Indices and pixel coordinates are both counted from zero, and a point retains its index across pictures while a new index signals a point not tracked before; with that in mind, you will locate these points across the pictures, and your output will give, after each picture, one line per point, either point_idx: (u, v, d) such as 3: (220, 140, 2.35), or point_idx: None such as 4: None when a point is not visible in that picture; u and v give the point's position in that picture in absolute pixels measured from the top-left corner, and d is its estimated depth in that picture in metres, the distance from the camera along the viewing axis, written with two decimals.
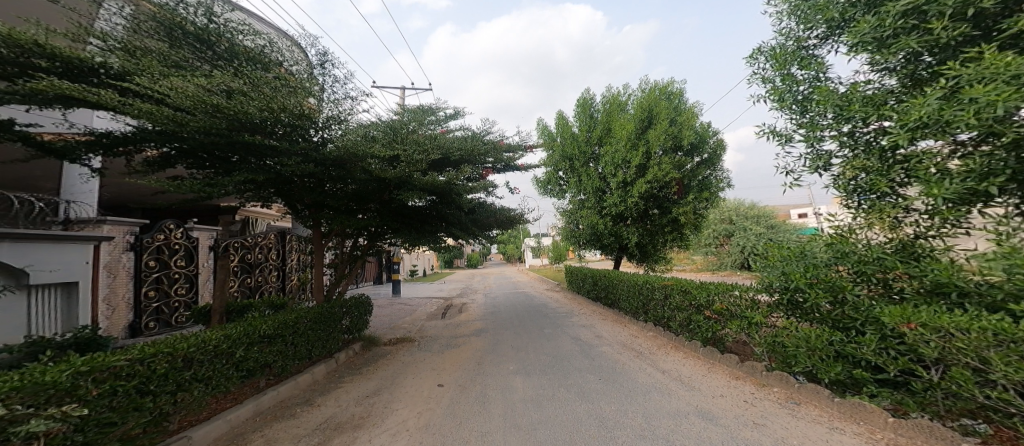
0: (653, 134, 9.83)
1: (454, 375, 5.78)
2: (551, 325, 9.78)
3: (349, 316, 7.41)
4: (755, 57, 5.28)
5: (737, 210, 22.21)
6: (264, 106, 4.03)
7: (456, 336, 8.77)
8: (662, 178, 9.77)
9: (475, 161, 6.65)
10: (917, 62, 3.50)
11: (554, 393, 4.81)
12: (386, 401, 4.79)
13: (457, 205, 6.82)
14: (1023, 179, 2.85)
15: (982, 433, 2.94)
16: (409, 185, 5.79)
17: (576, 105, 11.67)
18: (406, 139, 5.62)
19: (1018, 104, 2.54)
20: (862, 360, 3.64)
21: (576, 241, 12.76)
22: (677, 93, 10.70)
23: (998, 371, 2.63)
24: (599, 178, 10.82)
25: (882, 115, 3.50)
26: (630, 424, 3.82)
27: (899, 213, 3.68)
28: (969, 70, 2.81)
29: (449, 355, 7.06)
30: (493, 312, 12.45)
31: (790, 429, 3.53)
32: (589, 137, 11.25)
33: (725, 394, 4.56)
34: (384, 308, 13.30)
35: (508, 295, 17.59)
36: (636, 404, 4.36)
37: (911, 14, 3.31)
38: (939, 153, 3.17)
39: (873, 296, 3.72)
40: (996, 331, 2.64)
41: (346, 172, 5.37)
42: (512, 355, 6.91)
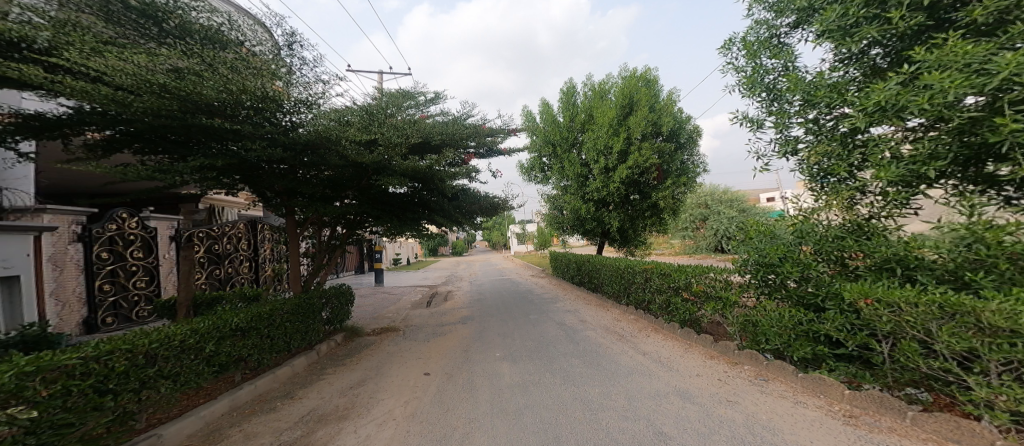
0: (634, 120, 9.87)
1: (441, 362, 5.82)
2: (536, 310, 9.88)
3: (328, 307, 7.28)
4: (729, 46, 5.36)
5: (711, 195, 22.64)
6: (221, 87, 3.86)
7: (440, 324, 8.75)
8: (642, 164, 9.83)
9: (456, 146, 6.53)
10: (875, 52, 3.63)
11: (539, 378, 4.86)
12: (371, 391, 4.76)
13: (438, 191, 6.70)
14: (966, 162, 2.94)
15: (924, 401, 3.13)
16: (388, 170, 5.67)
17: (562, 93, 11.62)
18: (384, 123, 5.44)
19: (966, 91, 2.62)
20: (823, 335, 3.80)
21: (559, 227, 12.79)
22: (656, 80, 10.72)
23: (941, 342, 2.73)
24: (581, 164, 10.87)
25: (845, 101, 3.58)
26: (615, 405, 3.91)
27: (855, 195, 3.80)
28: (925, 57, 2.88)
29: (435, 343, 7.05)
30: (478, 299, 12.42)
31: (760, 405, 3.67)
32: (572, 123, 11.26)
33: (701, 373, 4.71)
34: (365, 298, 13.14)
35: (492, 282, 17.60)
36: (619, 386, 4.46)
37: (874, 3, 3.36)
38: (893, 137, 3.23)
39: (832, 274, 3.86)
40: (943, 305, 2.73)
41: (319, 157, 5.19)
42: (499, 341, 6.93)
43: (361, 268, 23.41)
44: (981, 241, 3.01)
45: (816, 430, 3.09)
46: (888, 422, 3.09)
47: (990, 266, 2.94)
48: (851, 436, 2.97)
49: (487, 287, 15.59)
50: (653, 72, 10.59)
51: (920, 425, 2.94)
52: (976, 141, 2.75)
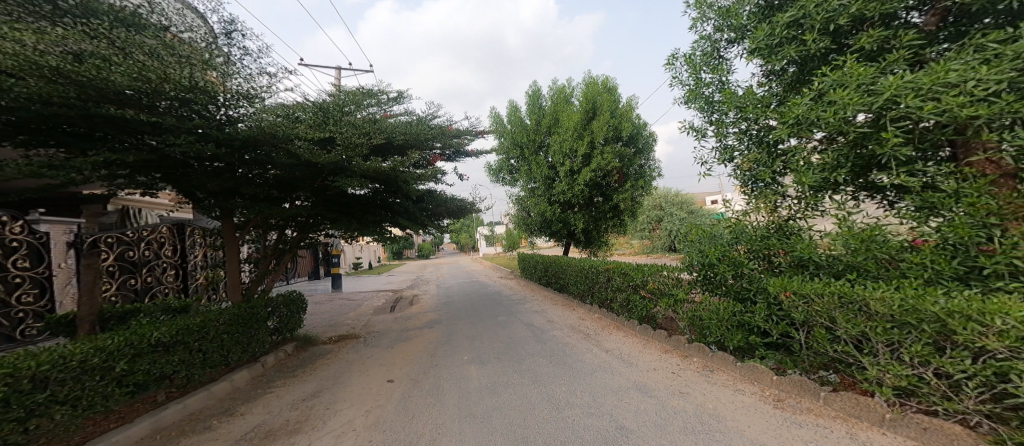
0: (596, 124, 10.22)
1: (404, 368, 5.82)
2: (504, 312, 10.03)
3: (275, 315, 6.99)
4: (673, 61, 5.75)
5: (665, 197, 23.72)
6: (133, 74, 3.56)
7: (404, 329, 8.72)
8: (604, 167, 10.17)
9: (422, 146, 6.58)
10: (792, 69, 4.05)
11: (506, 380, 5.00)
12: (327, 402, 4.71)
13: (402, 193, 6.68)
14: (861, 170, 3.35)
15: (833, 381, 3.55)
16: (346, 171, 5.59)
17: (528, 95, 11.86)
18: (340, 120, 5.39)
19: (859, 108, 2.98)
20: (755, 327, 4.19)
21: (526, 229, 13.00)
22: (616, 88, 11.11)
23: (841, 328, 3.07)
24: (548, 166, 11.11)
25: (768, 115, 3.98)
26: (578, 402, 4.10)
27: (777, 198, 4.24)
28: (830, 76, 3.23)
29: (401, 348, 7.05)
30: (445, 302, 12.39)
31: (707, 395, 3.98)
32: (538, 126, 11.49)
33: (656, 367, 5.01)
34: (323, 304, 12.78)
35: (458, 285, 17.56)
36: (583, 384, 4.67)
37: (794, 25, 3.75)
38: (804, 148, 3.65)
39: (762, 270, 4.27)
40: (841, 294, 3.08)
41: (265, 155, 5.06)
42: (469, 344, 7.03)
43: (318, 272, 22.58)
44: (858, 246, 3.32)
45: (750, 415, 3.41)
46: (805, 403, 3.47)
47: (865, 266, 3.29)
48: (777, 417, 3.29)
49: (454, 290, 15.55)
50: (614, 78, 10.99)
51: (831, 404, 3.30)
52: (867, 153, 3.17)
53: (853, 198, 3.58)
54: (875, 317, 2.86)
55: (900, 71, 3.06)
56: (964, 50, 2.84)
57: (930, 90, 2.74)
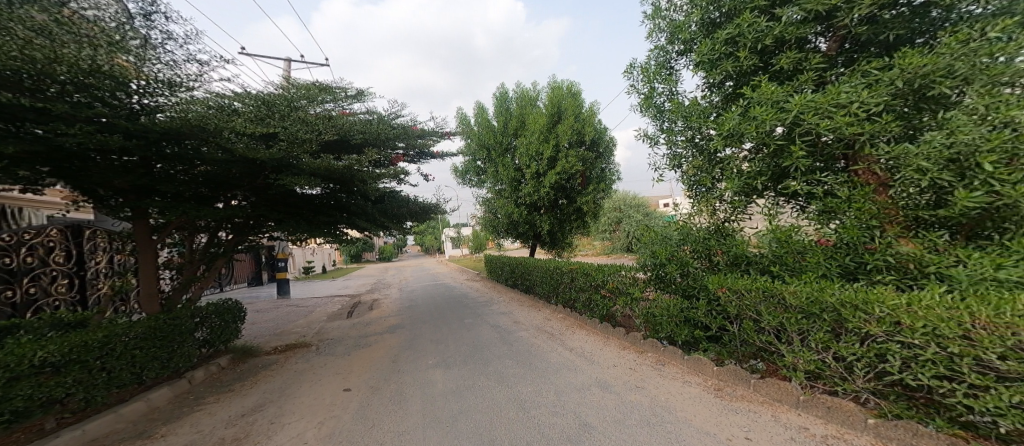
0: (561, 128, 10.43)
1: (361, 377, 5.54)
2: (470, 314, 10.06)
3: (206, 326, 6.20)
4: (632, 70, 6.04)
5: (625, 200, 24.55)
6: (11, 51, 3.04)
7: (363, 336, 8.54)
8: (569, 170, 10.40)
9: (383, 146, 6.53)
10: (728, 84, 4.38)
11: (472, 384, 4.86)
12: (272, 416, 4.31)
13: (359, 193, 6.53)
14: (776, 177, 3.77)
15: (761, 369, 3.88)
16: (294, 169, 5.31)
17: (497, 97, 11.92)
18: (287, 115, 5.14)
19: (775, 123, 3.34)
20: (698, 321, 4.50)
21: (493, 231, 13.03)
22: (580, 93, 11.41)
23: (765, 320, 3.39)
24: (514, 168, 11.21)
25: (708, 125, 4.32)
26: (544, 402, 4.10)
27: (715, 202, 4.58)
28: (751, 94, 3.59)
29: (359, 357, 6.75)
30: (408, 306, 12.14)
31: (661, 388, 4.18)
32: (505, 128, 11.57)
33: (616, 363, 5.17)
34: (268, 313, 12.17)
35: (422, 288, 17.30)
36: (550, 383, 4.67)
37: (728, 43, 4.06)
38: (737, 157, 3.99)
39: (704, 268, 4.61)
40: (765, 289, 3.43)
41: (191, 149, 4.55)
42: (433, 349, 6.83)
43: (257, 276, 21.29)
44: (782, 241, 3.69)
45: (695, 404, 3.66)
46: (740, 390, 3.79)
47: (784, 261, 3.71)
48: (718, 406, 3.55)
49: (418, 294, 15.27)
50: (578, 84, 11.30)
51: (761, 390, 3.62)
52: (781, 162, 3.55)
53: (775, 203, 3.88)
54: (790, 307, 3.16)
55: (808, 90, 3.45)
56: (854, 75, 3.22)
57: (825, 109, 3.12)
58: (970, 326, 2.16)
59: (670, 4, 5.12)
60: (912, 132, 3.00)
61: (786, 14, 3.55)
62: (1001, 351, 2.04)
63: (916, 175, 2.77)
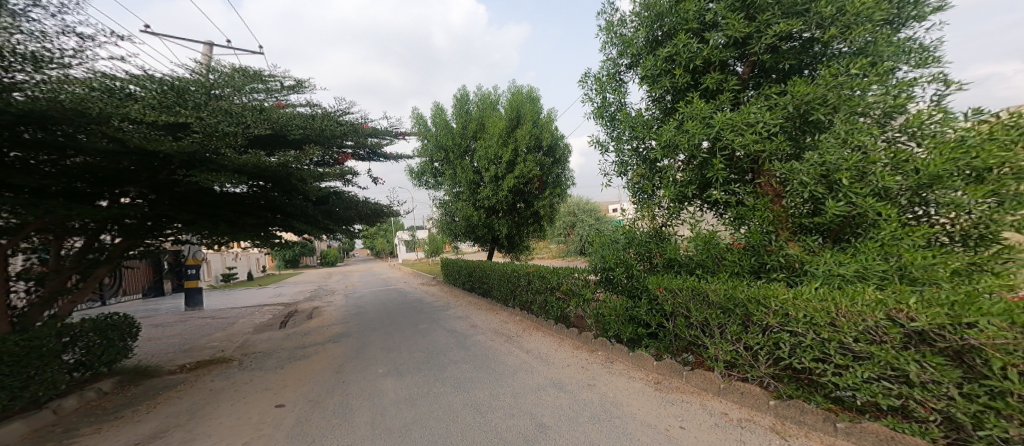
0: (520, 133, 10.59)
1: (298, 392, 4.79)
2: (425, 319, 9.81)
3: (80, 345, 4.75)
4: (587, 78, 6.28)
5: (579, 204, 25.29)
6: None
7: (302, 343, 7.97)
8: (526, 174, 10.57)
9: (327, 144, 6.30)
10: (668, 98, 4.62)
11: (426, 390, 4.46)
12: (186, 438, 3.64)
13: (298, 194, 6.07)
14: (700, 186, 4.18)
15: (690, 361, 4.24)
16: (212, 163, 4.66)
17: (456, 99, 11.94)
18: (203, 106, 4.57)
19: (702, 137, 3.70)
20: (640, 320, 4.78)
21: (450, 234, 12.85)
22: (539, 99, 11.65)
23: (694, 315, 3.69)
24: (473, 171, 11.19)
25: (649, 136, 4.59)
26: (500, 405, 3.89)
27: (655, 208, 4.87)
28: (684, 110, 3.92)
29: (296, 367, 5.96)
30: (354, 315, 11.25)
31: (610, 384, 4.26)
32: (463, 131, 11.51)
33: (570, 363, 5.16)
34: (207, 320, 11.37)
35: (374, 294, 16.55)
36: (505, 386, 4.47)
37: (666, 60, 4.31)
38: (673, 166, 4.31)
39: (646, 269, 4.90)
40: (692, 286, 3.76)
41: (66, 136, 3.79)
42: (383, 357, 6.19)
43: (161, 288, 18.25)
44: (704, 245, 4.11)
45: (634, 396, 3.86)
46: (673, 381, 4.09)
47: (705, 263, 4.12)
48: (655, 397, 3.77)
49: (366, 301, 14.51)
50: (538, 90, 11.51)
51: (692, 381, 3.90)
52: (700, 169, 4.02)
53: (699, 209, 4.32)
54: (711, 302, 3.50)
55: (727, 109, 3.83)
56: (759, 97, 3.62)
57: (740, 125, 3.50)
58: (834, 314, 2.52)
59: (621, 18, 4.98)
60: (796, 152, 3.45)
61: (712, 39, 3.94)
62: (856, 335, 2.40)
63: (799, 187, 3.21)
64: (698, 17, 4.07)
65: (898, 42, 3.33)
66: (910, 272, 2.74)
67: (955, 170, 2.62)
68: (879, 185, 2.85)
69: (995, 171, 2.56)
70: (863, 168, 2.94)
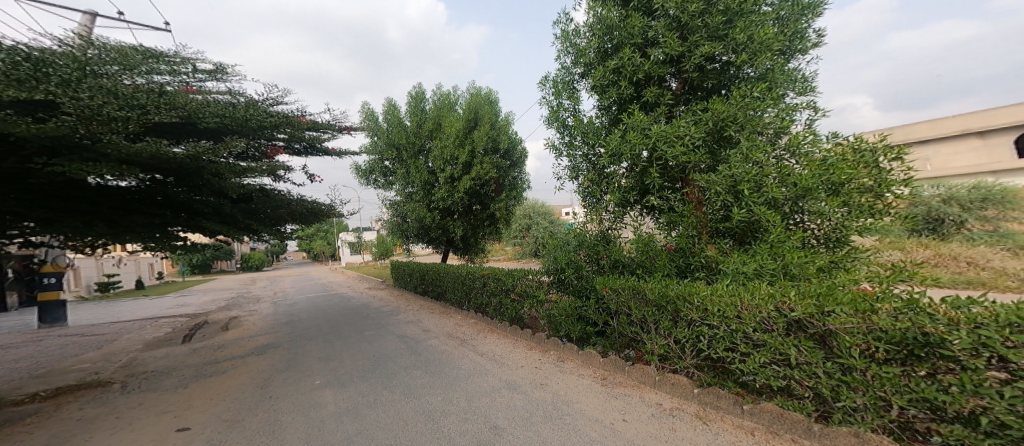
0: (477, 134, 10.58)
1: (208, 412, 4.18)
2: (372, 326, 8.94)
3: None
4: (545, 83, 6.42)
5: (535, 208, 25.67)
6: None
7: (229, 352, 7.25)
8: (483, 176, 10.61)
9: (252, 135, 5.33)
10: (613, 108, 4.76)
11: (372, 399, 4.15)
12: None
13: (211, 189, 5.13)
14: (639, 193, 4.45)
15: (631, 356, 4.51)
16: (92, 152, 3.77)
17: (412, 96, 11.79)
18: (76, 83, 3.67)
19: (640, 146, 3.98)
20: (587, 318, 4.99)
21: (402, 236, 12.56)
22: (497, 102, 11.81)
23: (635, 312, 3.90)
24: (428, 171, 11.00)
25: (596, 143, 4.72)
26: (452, 409, 3.70)
27: (604, 212, 5.00)
28: (626, 121, 4.17)
29: (207, 387, 5.18)
30: (286, 323, 10.08)
31: (563, 383, 4.26)
32: (418, 130, 11.32)
33: (523, 364, 5.13)
34: (126, 330, 10.25)
35: (311, 301, 15.29)
36: (460, 389, 4.26)
37: (612, 71, 4.50)
38: (617, 172, 4.52)
39: (595, 269, 5.07)
40: (630, 284, 4.06)
41: None
42: (319, 368, 5.61)
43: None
44: (642, 247, 4.42)
45: (581, 392, 3.98)
46: (614, 375, 4.33)
47: (644, 263, 4.42)
48: (599, 391, 3.94)
49: (300, 308, 13.33)
50: (496, 93, 11.60)
51: (633, 375, 4.12)
52: (634, 174, 4.34)
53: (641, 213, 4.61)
54: (647, 301, 3.76)
55: (662, 122, 4.16)
56: (687, 113, 3.95)
57: (673, 137, 3.79)
58: (738, 308, 2.89)
59: (576, 28, 5.11)
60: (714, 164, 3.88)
61: (652, 55, 4.23)
62: (754, 325, 2.76)
63: (713, 195, 3.63)
64: (642, 33, 4.31)
65: (791, 75, 3.91)
66: (791, 269, 3.26)
67: (820, 184, 3.23)
68: (770, 196, 3.35)
69: (848, 185, 3.22)
70: (760, 180, 3.43)
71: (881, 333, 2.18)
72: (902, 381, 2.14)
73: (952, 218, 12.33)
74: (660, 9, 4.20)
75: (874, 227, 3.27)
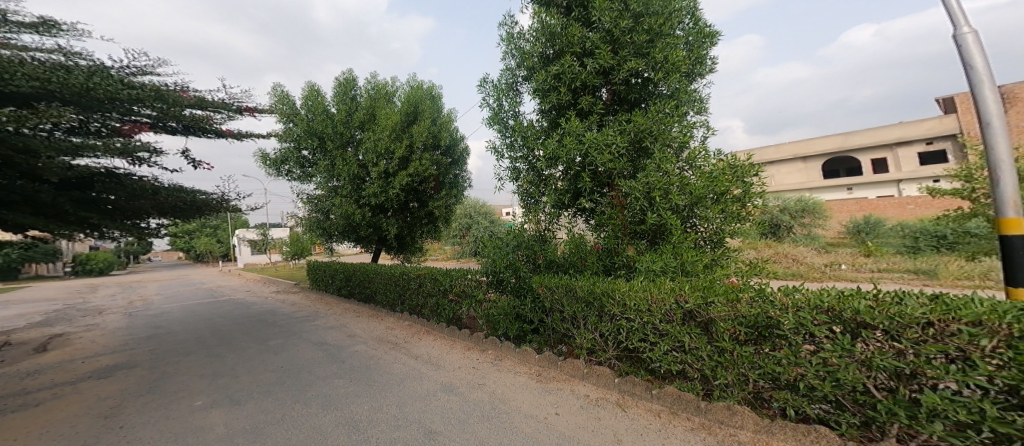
0: (416, 130, 10.35)
1: None
2: (287, 330, 8.27)
3: None
4: (485, 84, 6.46)
5: (476, 206, 25.62)
6: None
7: (95, 364, 6.10)
8: (421, 172, 10.39)
9: (96, 109, 4.06)
10: (551, 113, 4.96)
11: (283, 414, 3.75)
12: None
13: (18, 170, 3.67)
14: (572, 195, 4.65)
15: (564, 351, 4.72)
16: None
17: (340, 83, 10.95)
18: None
19: (575, 152, 4.19)
20: (523, 316, 5.13)
21: (322, 234, 11.48)
22: (439, 98, 11.57)
23: (569, 309, 4.08)
24: (358, 164, 10.29)
25: (537, 146, 4.85)
26: (384, 417, 3.58)
27: (541, 213, 5.16)
28: (563, 126, 4.35)
29: (14, 422, 3.91)
30: (145, 337, 8.05)
31: (501, 383, 4.33)
32: (348, 120, 10.58)
33: (460, 365, 5.12)
34: None
35: (182, 308, 12.53)
36: (389, 396, 4.13)
37: (552, 77, 4.65)
38: (554, 175, 4.70)
39: (531, 269, 5.19)
40: (561, 281, 4.29)
41: None
42: (200, 388, 4.70)
43: None
44: (574, 247, 4.66)
45: (516, 390, 4.07)
46: (548, 370, 4.51)
47: (574, 263, 4.67)
48: (533, 388, 4.07)
49: (208, 310, 11.94)
50: (437, 88, 11.36)
51: (565, 370, 4.31)
52: (568, 178, 4.56)
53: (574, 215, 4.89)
54: (578, 298, 3.96)
55: (595, 129, 4.42)
56: (616, 122, 4.24)
57: (603, 144, 4.04)
58: (649, 301, 3.22)
59: (521, 32, 5.24)
60: (633, 172, 4.21)
61: (587, 65, 4.45)
62: (660, 316, 3.11)
63: (635, 201, 3.95)
64: (580, 43, 4.53)
65: (696, 98, 4.40)
66: (687, 266, 3.73)
67: (709, 194, 3.75)
68: (673, 203, 3.77)
69: (725, 196, 3.82)
70: (668, 188, 3.82)
71: (744, 318, 2.69)
72: (754, 358, 2.65)
73: (783, 225, 17.78)
74: (597, 21, 4.44)
75: (740, 231, 3.94)
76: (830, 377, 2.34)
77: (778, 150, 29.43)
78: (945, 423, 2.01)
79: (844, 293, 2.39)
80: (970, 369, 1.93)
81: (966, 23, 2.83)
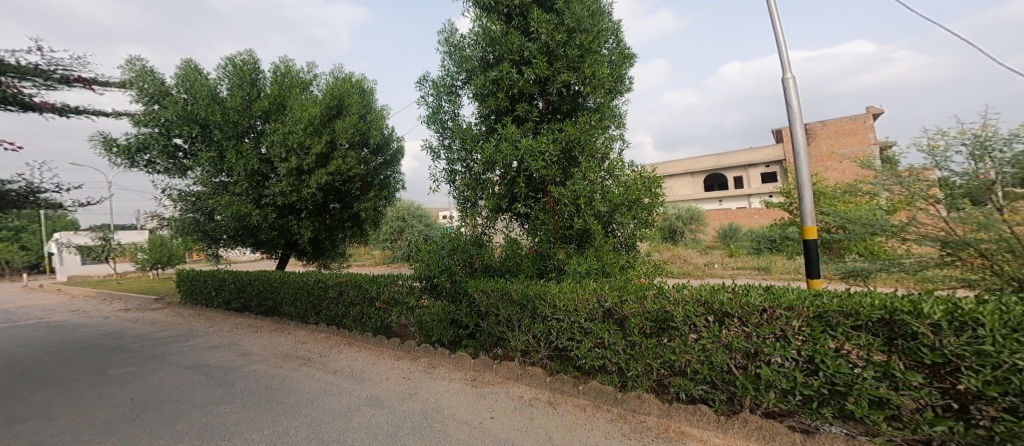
0: (341, 124, 9.61)
1: None
2: (170, 349, 7.27)
3: None
4: (423, 83, 6.38)
5: (410, 208, 24.99)
6: None
7: None
8: (343, 170, 9.67)
9: None
10: (488, 118, 5.02)
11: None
12: None
13: None
14: (508, 199, 4.75)
15: (498, 354, 4.80)
16: None
17: (236, 66, 9.62)
18: None
19: (511, 157, 4.30)
20: (458, 321, 5.13)
21: (202, 237, 9.92)
22: (370, 92, 11.01)
23: (503, 313, 4.16)
24: (258, 158, 9.17)
25: (474, 149, 4.88)
26: (297, 435, 3.40)
27: (475, 217, 5.20)
28: (501, 132, 4.46)
29: None
30: None
31: (433, 390, 4.31)
32: (246, 109, 9.35)
33: (389, 376, 4.98)
34: None
35: (31, 327, 10.56)
36: (301, 415, 3.88)
37: (491, 82, 4.72)
38: (491, 179, 4.76)
39: (466, 274, 5.21)
40: (495, 285, 4.38)
41: None
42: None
43: None
44: (509, 251, 4.75)
45: (449, 397, 4.06)
46: (482, 373, 4.56)
47: (508, 267, 4.77)
48: (464, 394, 4.08)
49: (87, 325, 10.35)
50: (367, 81, 10.75)
51: (498, 372, 4.40)
52: (504, 182, 4.65)
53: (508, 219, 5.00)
54: (512, 300, 4.06)
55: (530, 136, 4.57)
56: (551, 130, 4.42)
57: (538, 152, 4.19)
58: (575, 301, 3.39)
59: (460, 37, 5.28)
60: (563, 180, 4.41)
61: (526, 73, 4.61)
62: (585, 315, 3.30)
63: (566, 207, 4.12)
64: (518, 51, 4.67)
65: (617, 113, 4.75)
66: (608, 268, 3.99)
67: (626, 203, 4.08)
68: (595, 209, 4.05)
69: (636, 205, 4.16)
70: (593, 196, 4.08)
71: (647, 313, 2.97)
72: (656, 349, 2.94)
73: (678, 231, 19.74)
74: (536, 32, 4.61)
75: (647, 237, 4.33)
76: (706, 359, 2.70)
77: (675, 165, 31.90)
78: (775, 391, 2.46)
79: (715, 287, 2.87)
80: (787, 345, 2.41)
81: (789, 70, 3.61)
